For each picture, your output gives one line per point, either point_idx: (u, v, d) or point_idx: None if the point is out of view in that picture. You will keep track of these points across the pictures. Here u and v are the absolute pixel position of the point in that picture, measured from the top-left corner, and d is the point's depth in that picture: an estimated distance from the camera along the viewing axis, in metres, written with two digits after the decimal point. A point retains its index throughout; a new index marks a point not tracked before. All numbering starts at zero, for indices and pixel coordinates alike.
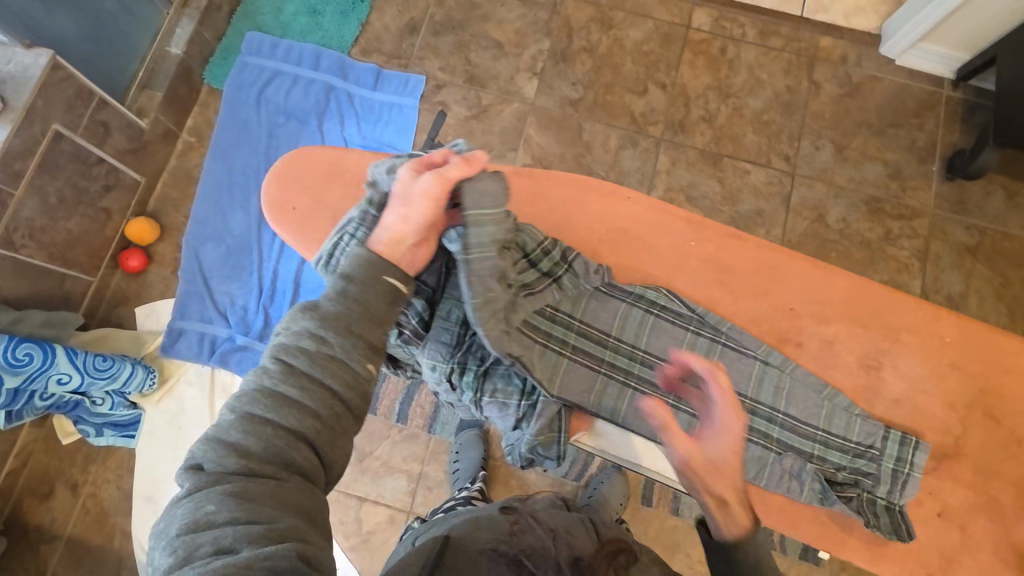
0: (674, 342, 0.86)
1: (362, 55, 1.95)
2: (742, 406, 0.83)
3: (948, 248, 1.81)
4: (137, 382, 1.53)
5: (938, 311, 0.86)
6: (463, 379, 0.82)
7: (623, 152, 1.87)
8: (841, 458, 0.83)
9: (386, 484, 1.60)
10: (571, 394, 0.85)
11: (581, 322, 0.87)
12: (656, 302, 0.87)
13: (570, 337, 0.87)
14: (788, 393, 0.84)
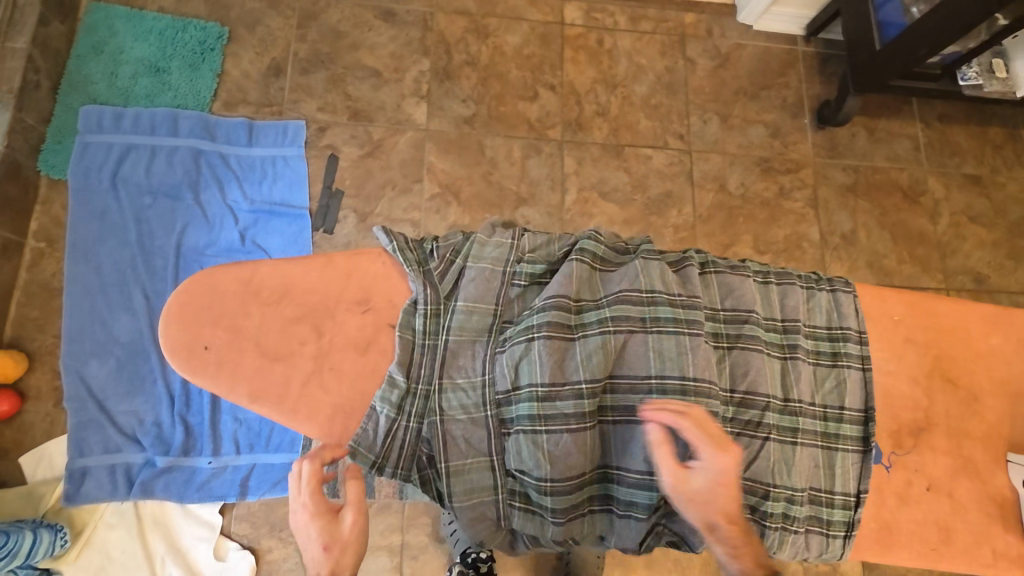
0: (802, 463, 0.74)
1: (225, 109, 1.74)
2: (778, 409, 0.74)
3: (833, 190, 1.98)
4: (44, 547, 1.30)
5: (880, 290, 0.82)
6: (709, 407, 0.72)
7: (528, 160, 1.85)
8: (814, 428, 0.74)
9: (368, 566, 1.50)
10: (761, 454, 0.73)
11: (779, 397, 0.75)
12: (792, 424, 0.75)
13: (678, 315, 0.71)
14: (787, 466, 0.73)
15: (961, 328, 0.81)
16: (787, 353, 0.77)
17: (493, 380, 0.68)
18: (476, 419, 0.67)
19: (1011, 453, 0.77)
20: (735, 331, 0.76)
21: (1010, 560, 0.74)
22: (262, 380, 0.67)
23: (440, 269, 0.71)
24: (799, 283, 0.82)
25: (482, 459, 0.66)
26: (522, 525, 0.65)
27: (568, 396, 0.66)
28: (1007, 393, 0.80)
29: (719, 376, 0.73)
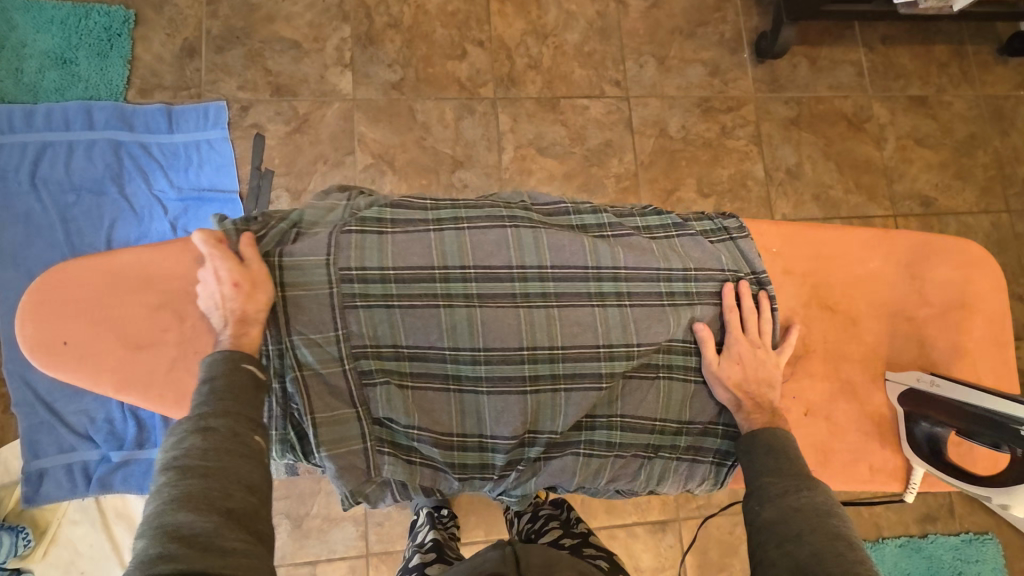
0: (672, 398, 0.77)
1: (141, 97, 1.69)
2: (659, 357, 0.76)
3: (776, 125, 1.95)
4: (5, 550, 1.35)
5: (758, 227, 0.84)
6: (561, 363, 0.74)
7: (462, 122, 1.81)
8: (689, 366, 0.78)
9: (334, 538, 1.52)
10: (646, 397, 0.76)
11: (640, 346, 0.75)
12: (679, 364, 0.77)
13: (549, 285, 0.76)
14: (645, 407, 0.76)
15: (840, 255, 0.83)
16: (696, 299, 0.77)
17: (349, 333, 0.72)
18: (336, 371, 0.71)
19: (888, 371, 0.80)
20: (615, 287, 0.76)
21: (885, 473, 0.78)
22: (127, 368, 0.67)
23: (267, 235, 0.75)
24: (698, 233, 0.82)
25: (347, 410, 0.70)
26: (392, 470, 0.70)
27: (430, 355, 0.73)
28: (887, 314, 0.83)
29: (605, 332, 0.75)
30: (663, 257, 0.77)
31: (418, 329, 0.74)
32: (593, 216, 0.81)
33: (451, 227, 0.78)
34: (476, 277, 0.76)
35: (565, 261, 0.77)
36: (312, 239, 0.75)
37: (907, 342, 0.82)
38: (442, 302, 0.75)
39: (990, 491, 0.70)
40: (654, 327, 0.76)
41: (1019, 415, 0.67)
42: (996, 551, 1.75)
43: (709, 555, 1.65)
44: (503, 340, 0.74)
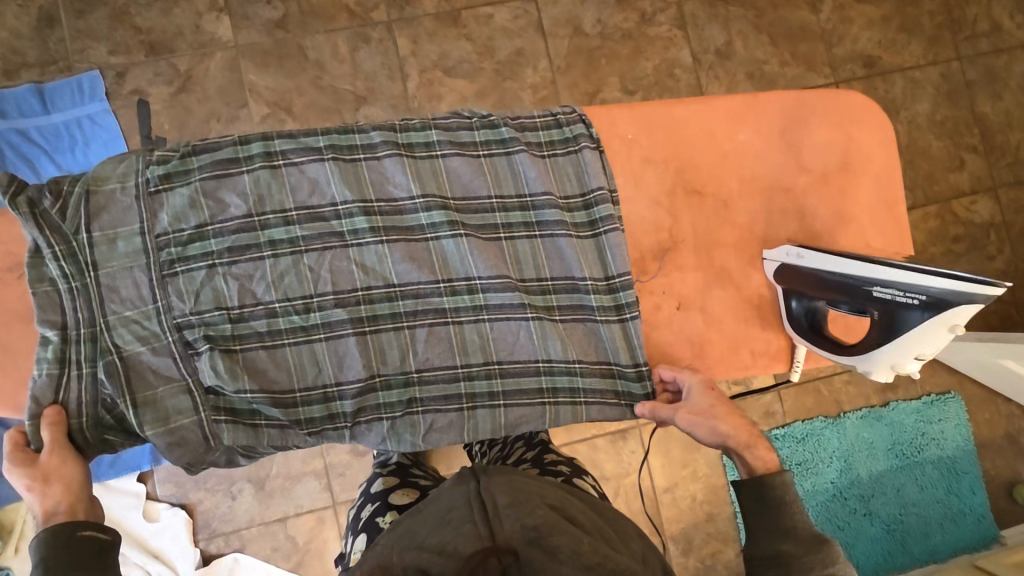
0: (528, 341, 0.69)
1: (8, 79, 1.56)
2: (512, 291, 0.69)
3: (699, 3, 1.79)
4: None
5: (611, 109, 0.76)
6: (401, 307, 0.68)
7: (357, 53, 1.67)
8: (545, 304, 0.71)
9: (299, 493, 1.55)
10: (503, 333, 0.69)
11: (482, 279, 0.69)
12: (535, 309, 0.70)
13: (376, 220, 0.68)
14: (502, 341, 0.69)
15: (702, 131, 0.76)
16: (537, 231, 0.72)
17: (170, 305, 0.64)
18: (158, 347, 0.63)
19: (765, 250, 0.74)
20: (447, 216, 0.69)
21: (767, 357, 0.74)
22: None
23: (58, 207, 0.63)
24: (529, 146, 0.73)
25: (174, 385, 0.63)
26: (233, 436, 0.63)
27: (259, 316, 0.65)
28: (760, 189, 0.76)
29: (440, 268, 0.69)
30: (494, 183, 0.71)
31: (246, 290, 0.65)
32: (421, 133, 0.71)
33: (262, 163, 0.67)
34: (299, 220, 0.67)
35: (390, 195, 0.69)
36: (115, 206, 0.64)
37: (782, 217, 0.76)
38: (268, 253, 0.66)
39: (856, 361, 0.68)
40: (492, 254, 0.70)
41: (876, 277, 0.64)
42: (959, 408, 1.76)
43: (673, 455, 1.66)
44: (335, 288, 0.67)
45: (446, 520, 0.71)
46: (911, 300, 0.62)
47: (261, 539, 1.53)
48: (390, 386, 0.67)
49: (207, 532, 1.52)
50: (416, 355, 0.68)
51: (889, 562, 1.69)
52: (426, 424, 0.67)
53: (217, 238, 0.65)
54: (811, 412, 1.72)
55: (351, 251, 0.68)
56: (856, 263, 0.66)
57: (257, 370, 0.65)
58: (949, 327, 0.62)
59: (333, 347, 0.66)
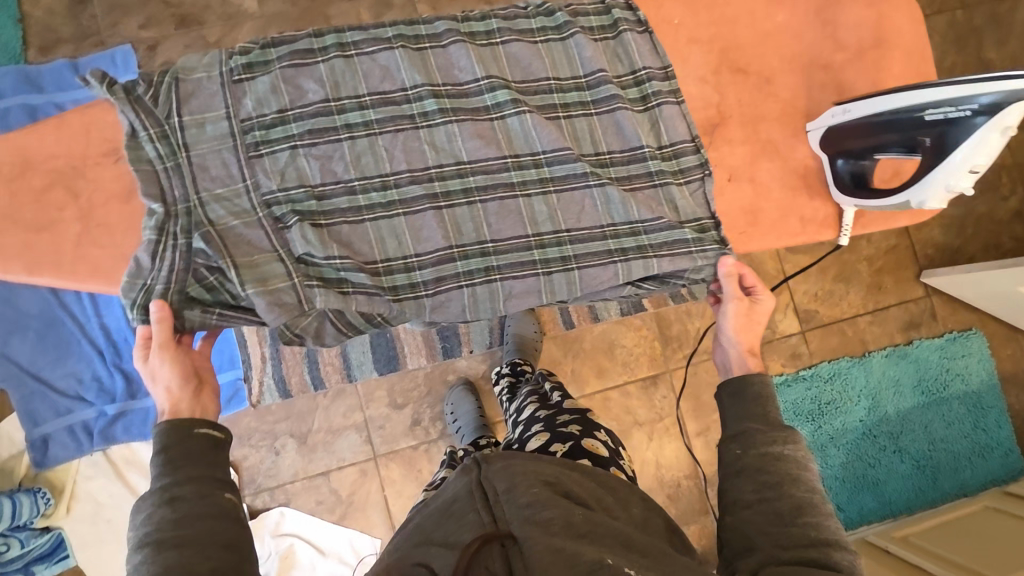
0: (591, 205, 0.74)
1: (43, 55, 1.61)
2: (575, 162, 0.74)
3: None
4: (27, 509, 1.38)
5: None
6: (471, 181, 0.73)
7: (381, 19, 1.71)
8: (607, 170, 0.76)
9: (341, 446, 1.58)
10: (568, 203, 0.74)
11: (546, 154, 0.74)
12: (598, 174, 0.75)
13: (444, 101, 0.74)
14: (567, 209, 0.74)
15: (744, 14, 0.81)
16: (594, 108, 0.77)
17: (257, 183, 0.69)
18: (250, 222, 0.67)
19: (808, 124, 0.79)
20: (510, 97, 0.74)
21: (817, 224, 0.78)
22: (32, 251, 0.67)
23: (151, 94, 0.69)
24: (583, 30, 0.78)
25: (267, 253, 0.67)
26: (324, 300, 0.67)
27: (340, 193, 0.70)
28: (800, 65, 0.81)
29: (506, 145, 0.74)
30: (551, 67, 0.77)
31: (328, 168, 0.70)
32: (481, 23, 0.77)
33: (337, 53, 0.73)
34: (373, 104, 0.73)
35: (457, 81, 0.75)
36: (202, 92, 0.69)
37: (822, 91, 0.80)
38: (345, 135, 0.72)
39: (910, 197, 0.71)
40: (553, 129, 0.75)
41: (922, 103, 0.66)
42: (981, 345, 1.77)
43: (703, 399, 1.69)
44: (410, 166, 0.72)
45: (449, 513, 0.71)
46: (964, 113, 0.64)
47: (306, 493, 1.56)
48: (466, 256, 0.72)
49: (253, 487, 1.54)
50: (489, 225, 0.73)
51: (922, 497, 1.71)
52: (504, 290, 0.72)
53: (297, 121, 0.71)
54: (837, 351, 1.75)
55: (424, 131, 0.73)
56: (899, 95, 0.68)
57: (343, 240, 0.70)
58: (1003, 129, 0.63)
59: (413, 220, 0.72)
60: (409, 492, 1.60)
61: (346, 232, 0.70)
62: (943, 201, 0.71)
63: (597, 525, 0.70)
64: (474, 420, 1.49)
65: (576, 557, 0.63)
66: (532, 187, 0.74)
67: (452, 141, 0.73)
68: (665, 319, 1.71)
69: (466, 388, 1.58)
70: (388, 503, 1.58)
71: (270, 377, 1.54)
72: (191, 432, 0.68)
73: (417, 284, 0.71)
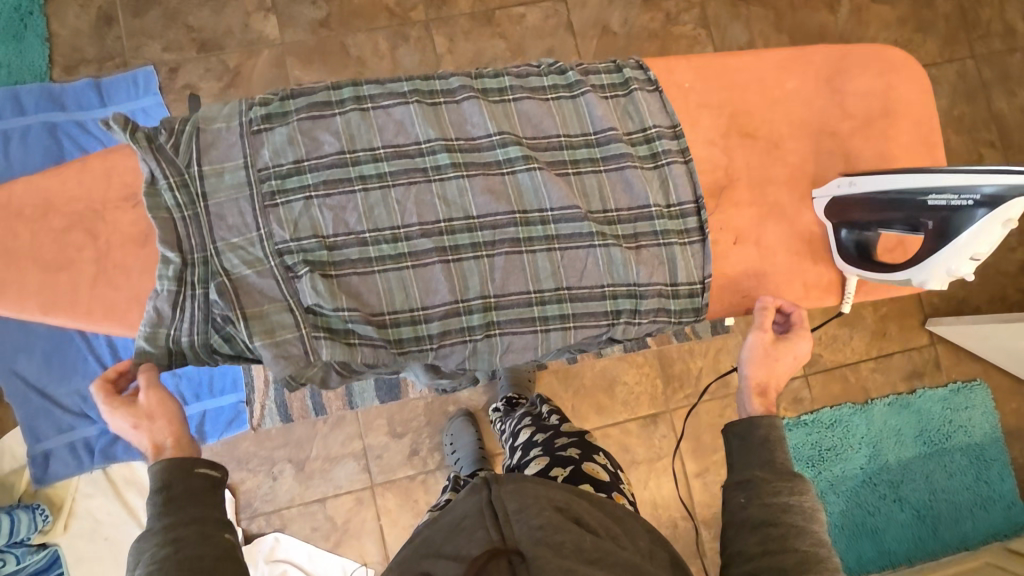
0: (596, 264, 0.75)
1: (67, 74, 1.64)
2: (581, 220, 0.75)
3: (723, 4, 1.87)
4: (26, 526, 1.38)
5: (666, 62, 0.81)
6: (478, 236, 0.74)
7: (397, 51, 1.74)
8: (613, 229, 0.76)
9: (338, 474, 1.58)
10: (573, 261, 0.75)
11: (553, 211, 0.75)
12: (605, 233, 0.75)
13: (456, 156, 0.75)
14: (572, 267, 0.75)
15: (754, 83, 0.81)
16: (603, 165, 0.78)
17: (271, 232, 0.70)
18: (262, 270, 0.69)
19: (814, 190, 0.79)
20: (520, 154, 0.76)
21: (820, 289, 0.80)
22: (50, 290, 0.69)
23: (171, 143, 0.71)
24: (594, 88, 0.80)
25: (277, 302, 0.69)
26: (330, 352, 0.69)
27: (351, 244, 0.72)
28: (809, 132, 0.81)
29: (515, 201, 0.75)
30: (562, 123, 0.78)
31: (340, 219, 0.72)
32: (494, 80, 0.79)
33: (354, 107, 0.75)
34: (387, 157, 0.74)
35: (470, 135, 0.77)
36: (222, 143, 0.72)
37: (829, 159, 0.81)
38: (359, 187, 0.73)
39: (913, 276, 0.71)
40: (561, 187, 0.76)
41: (927, 186, 0.67)
42: (985, 395, 1.78)
43: (703, 440, 1.69)
44: (420, 219, 0.74)
45: (460, 528, 0.71)
46: (966, 202, 0.65)
47: (301, 519, 1.56)
48: (469, 310, 0.73)
49: (249, 511, 1.55)
50: (494, 281, 0.74)
51: (920, 548, 1.69)
52: (504, 345, 0.74)
53: (313, 172, 0.72)
54: (839, 398, 1.74)
55: (435, 184, 0.75)
56: (905, 176, 0.69)
57: (352, 292, 0.71)
58: (1006, 222, 0.64)
59: (420, 273, 0.73)
60: (405, 522, 1.59)
61: (355, 284, 0.72)
62: (943, 282, 0.72)
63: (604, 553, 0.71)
64: (473, 453, 1.48)
65: None
66: (538, 244, 0.75)
67: (462, 196, 0.75)
68: (667, 357, 1.71)
69: (465, 418, 1.59)
70: (382, 533, 1.58)
71: (271, 402, 1.55)
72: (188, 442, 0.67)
73: (422, 336, 0.72)
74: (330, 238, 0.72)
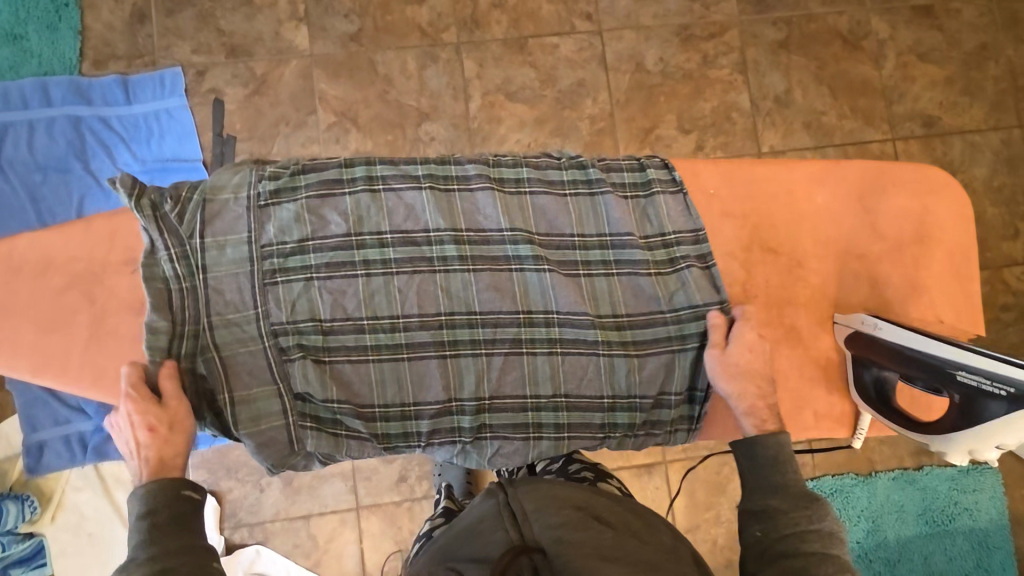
0: (598, 372, 0.73)
1: (96, 68, 1.65)
2: (589, 325, 0.73)
3: (763, 50, 1.81)
4: (13, 517, 1.41)
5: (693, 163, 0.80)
6: (479, 335, 0.72)
7: (425, 71, 1.72)
8: (621, 335, 0.74)
9: (325, 492, 1.58)
10: (574, 369, 0.73)
11: (560, 314, 0.73)
12: (613, 339, 0.74)
13: (464, 250, 0.73)
14: (573, 374, 0.73)
15: (782, 188, 0.82)
16: (616, 268, 0.76)
17: (268, 311, 0.69)
18: (256, 350, 0.68)
19: (835, 315, 0.79)
20: (532, 253, 0.74)
21: (831, 420, 0.79)
22: (43, 348, 0.72)
23: (176, 212, 0.69)
24: (614, 186, 0.78)
25: (267, 387, 0.68)
26: (315, 444, 0.69)
27: (348, 330, 0.70)
28: (834, 251, 0.81)
29: (520, 300, 0.73)
30: (577, 223, 0.76)
31: (339, 305, 0.70)
32: (512, 170, 0.76)
33: (364, 187, 0.73)
34: (393, 244, 0.72)
35: (480, 227, 0.74)
36: (227, 214, 0.70)
37: (853, 279, 0.81)
38: (362, 272, 0.71)
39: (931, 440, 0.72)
40: (569, 292, 0.74)
41: (962, 363, 0.68)
42: (995, 482, 1.71)
43: (697, 496, 1.65)
44: (420, 311, 0.72)
45: (477, 532, 0.69)
46: (998, 391, 0.65)
47: (284, 534, 1.56)
48: (461, 410, 0.71)
49: (233, 521, 1.55)
50: (490, 381, 0.72)
51: None
52: (492, 448, 0.72)
53: (316, 252, 0.71)
54: (841, 467, 1.69)
55: (438, 277, 0.73)
56: (942, 343, 0.69)
57: (342, 381, 0.70)
58: None
59: (414, 368, 0.71)
60: (386, 548, 1.58)
61: (347, 372, 0.70)
62: (961, 457, 0.72)
63: (626, 552, 0.66)
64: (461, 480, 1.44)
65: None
66: (541, 348, 0.73)
67: (467, 290, 0.73)
68: None
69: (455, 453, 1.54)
70: (363, 556, 1.57)
71: None
72: (181, 494, 0.65)
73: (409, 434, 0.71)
74: (326, 322, 0.70)
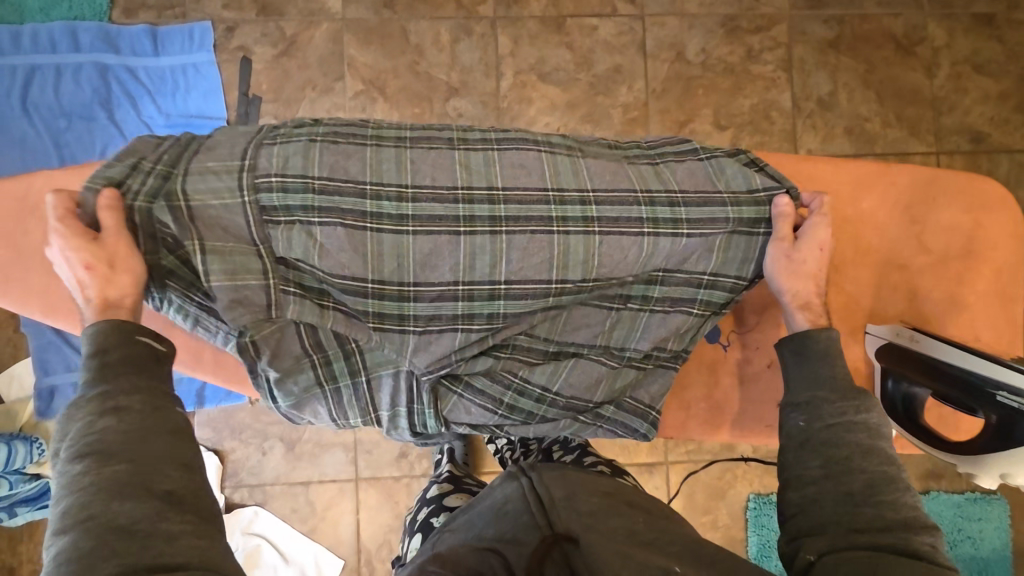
0: (631, 250, 0.74)
1: (126, 16, 1.62)
2: (631, 198, 0.75)
3: (810, 49, 1.74)
4: (21, 458, 1.43)
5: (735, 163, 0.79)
6: (505, 210, 0.73)
7: (458, 45, 1.67)
8: (670, 210, 0.74)
9: (326, 461, 1.59)
10: (607, 249, 0.74)
11: (596, 193, 0.75)
12: (651, 214, 0.75)
13: (488, 140, 0.77)
14: (601, 253, 0.74)
15: (826, 192, 0.80)
16: (659, 158, 0.79)
17: (255, 165, 0.70)
18: (231, 204, 0.68)
19: (870, 325, 0.77)
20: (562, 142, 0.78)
21: None
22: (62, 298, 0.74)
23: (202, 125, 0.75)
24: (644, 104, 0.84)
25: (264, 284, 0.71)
26: (299, 312, 0.72)
27: (350, 193, 0.71)
28: (873, 261, 0.79)
29: (547, 176, 0.75)
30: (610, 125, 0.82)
31: (339, 167, 0.71)
32: None
33: None
34: (410, 131, 0.77)
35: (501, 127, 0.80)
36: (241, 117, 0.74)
37: (891, 292, 0.79)
38: (371, 144, 0.74)
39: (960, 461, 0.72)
40: (597, 175, 0.76)
41: (1004, 382, 0.67)
42: (1003, 511, 1.68)
43: (696, 499, 1.64)
44: (433, 184, 0.73)
45: (502, 513, 0.67)
46: None
47: (283, 498, 1.58)
48: (472, 281, 0.74)
49: (234, 481, 1.57)
50: (512, 256, 0.73)
51: None
52: None
53: (327, 133, 0.74)
54: None
55: (459, 156, 0.76)
56: (984, 362, 0.68)
57: (328, 253, 0.70)
58: None
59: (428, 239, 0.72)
60: (382, 521, 1.59)
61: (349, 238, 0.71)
62: (989, 478, 0.72)
63: (660, 532, 0.66)
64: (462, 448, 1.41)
65: (643, 566, 0.59)
66: (570, 221, 0.74)
67: (491, 168, 0.75)
68: None
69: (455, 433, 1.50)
70: (358, 527, 1.59)
71: None
72: (133, 339, 0.66)
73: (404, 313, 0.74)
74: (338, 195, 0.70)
